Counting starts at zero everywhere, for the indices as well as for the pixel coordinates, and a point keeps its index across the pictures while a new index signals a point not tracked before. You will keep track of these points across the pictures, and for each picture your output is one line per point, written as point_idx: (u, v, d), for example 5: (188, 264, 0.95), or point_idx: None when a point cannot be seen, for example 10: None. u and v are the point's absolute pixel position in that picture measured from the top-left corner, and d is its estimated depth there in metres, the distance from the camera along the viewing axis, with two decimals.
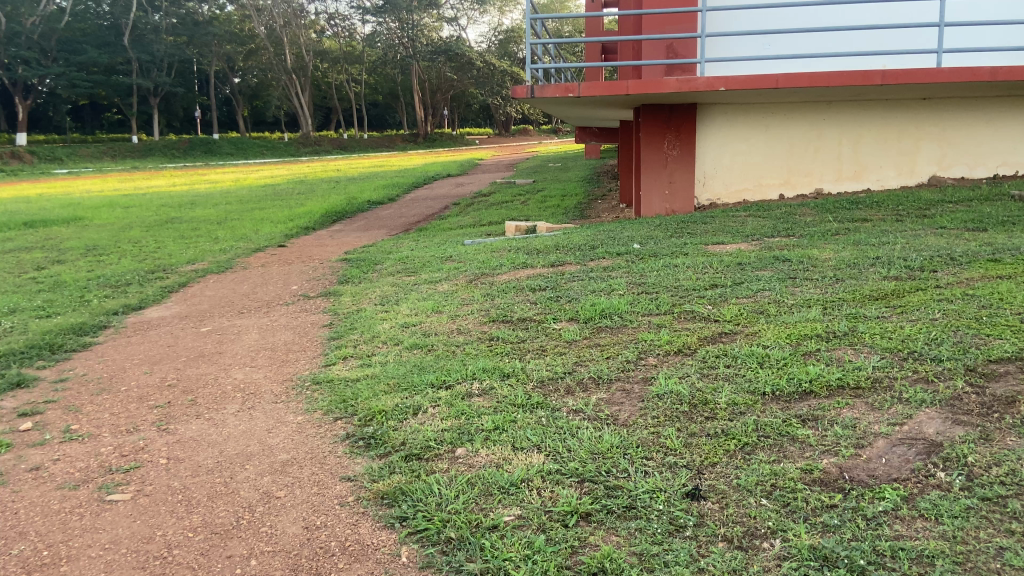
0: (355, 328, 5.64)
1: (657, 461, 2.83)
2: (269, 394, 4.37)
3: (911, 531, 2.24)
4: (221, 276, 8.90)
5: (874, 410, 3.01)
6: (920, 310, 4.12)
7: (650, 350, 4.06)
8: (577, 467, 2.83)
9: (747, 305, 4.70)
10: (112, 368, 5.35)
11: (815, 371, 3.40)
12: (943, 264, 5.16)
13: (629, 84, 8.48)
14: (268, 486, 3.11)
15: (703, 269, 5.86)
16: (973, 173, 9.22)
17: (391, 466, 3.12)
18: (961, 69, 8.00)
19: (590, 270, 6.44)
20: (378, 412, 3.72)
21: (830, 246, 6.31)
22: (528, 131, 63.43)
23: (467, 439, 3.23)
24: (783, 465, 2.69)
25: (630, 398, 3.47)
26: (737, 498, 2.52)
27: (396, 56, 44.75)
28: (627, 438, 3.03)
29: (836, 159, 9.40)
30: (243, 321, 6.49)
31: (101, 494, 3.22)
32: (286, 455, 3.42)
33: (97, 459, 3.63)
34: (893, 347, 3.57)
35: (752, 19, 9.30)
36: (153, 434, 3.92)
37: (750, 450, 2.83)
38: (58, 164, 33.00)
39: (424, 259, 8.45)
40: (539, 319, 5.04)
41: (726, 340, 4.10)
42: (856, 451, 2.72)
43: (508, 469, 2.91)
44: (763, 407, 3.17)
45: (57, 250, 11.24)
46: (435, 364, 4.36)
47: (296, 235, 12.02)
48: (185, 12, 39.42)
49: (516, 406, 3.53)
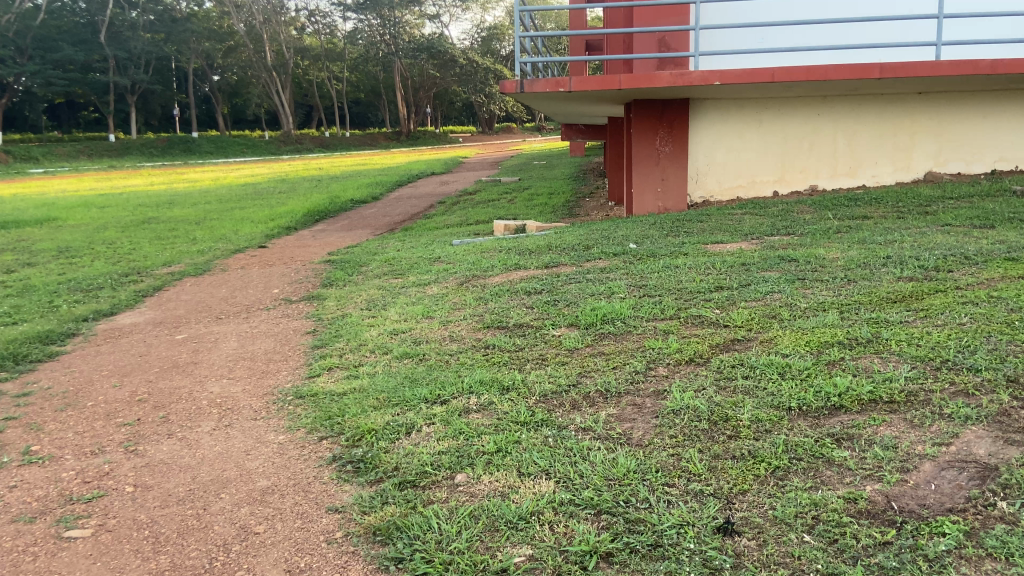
0: (341, 335, 5.29)
1: (679, 489, 2.55)
2: (248, 409, 4.04)
3: (980, 574, 1.98)
4: (199, 280, 8.52)
5: (914, 427, 2.75)
6: (946, 313, 3.88)
7: (660, 358, 3.79)
8: (593, 497, 2.55)
9: (757, 309, 4.43)
10: (78, 381, 4.97)
11: (843, 383, 3.12)
12: (959, 265, 4.92)
13: (621, 78, 8.18)
14: (245, 520, 2.79)
15: (705, 270, 5.62)
16: (970, 169, 9.05)
17: (384, 496, 2.81)
18: (962, 62, 7.78)
19: (588, 272, 6.16)
20: (367, 431, 3.41)
21: (836, 245, 6.06)
22: (513, 130, 63.37)
23: (467, 464, 2.93)
24: (822, 493, 2.42)
25: (643, 414, 3.19)
26: (776, 533, 2.25)
27: (377, 53, 44.23)
28: (645, 461, 2.74)
29: (831, 155, 9.20)
30: (221, 328, 6.14)
31: (58, 529, 2.88)
32: (267, 482, 3.10)
33: (58, 486, 3.29)
34: (923, 355, 3.31)
35: (745, 11, 9.03)
36: (120, 456, 3.58)
37: (783, 475, 2.55)
38: (33, 164, 32.29)
39: (412, 260, 8.14)
40: (536, 325, 4.74)
41: (740, 348, 3.82)
42: (902, 477, 2.46)
43: (516, 500, 2.61)
44: (790, 424, 2.90)
45: (27, 252, 10.76)
46: (428, 376, 4.04)
47: (277, 235, 11.63)
48: (163, 8, 38.95)
49: (519, 425, 3.23)
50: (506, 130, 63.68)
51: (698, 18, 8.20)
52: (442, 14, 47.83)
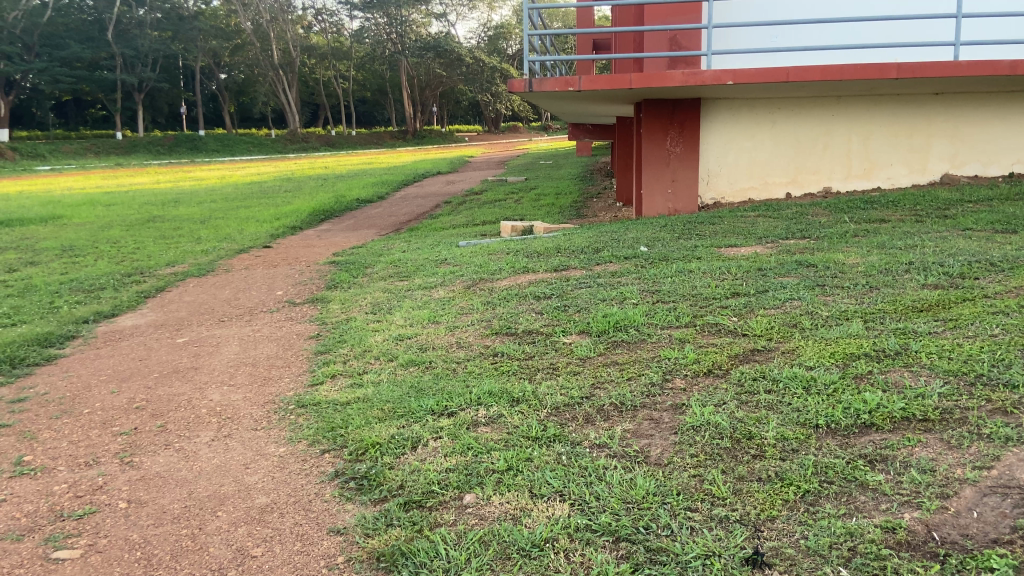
0: (345, 341, 5.15)
1: (703, 514, 2.39)
2: (248, 419, 3.90)
3: None
4: (202, 280, 8.40)
5: (951, 449, 2.59)
6: (976, 324, 3.71)
7: (677, 370, 3.63)
8: (611, 522, 2.39)
9: (777, 317, 4.27)
10: (76, 387, 4.83)
11: (872, 399, 2.96)
12: (984, 271, 4.75)
13: (632, 77, 8.00)
14: (242, 541, 2.64)
15: (721, 275, 5.44)
16: (986, 171, 8.87)
17: (389, 517, 2.67)
18: (980, 62, 7.60)
19: (597, 276, 6.00)
20: (371, 444, 3.26)
21: (855, 250, 5.89)
22: (519, 129, 63.19)
23: (476, 483, 2.78)
24: (857, 521, 2.27)
25: (661, 430, 3.03)
26: (810, 567, 2.10)
27: (384, 52, 44.05)
28: (666, 483, 2.58)
29: (845, 156, 9.02)
30: (223, 332, 6.01)
31: (47, 549, 2.74)
32: (266, 499, 2.96)
33: (49, 501, 3.14)
34: (955, 369, 3.14)
35: (757, 10, 8.86)
36: (115, 469, 3.43)
37: (815, 501, 2.39)
38: (39, 161, 32.29)
39: (418, 262, 7.98)
40: (546, 331, 4.59)
41: (761, 359, 3.66)
42: (942, 504, 2.30)
43: (528, 525, 2.46)
44: (819, 444, 2.73)
45: (30, 251, 10.66)
46: (435, 385, 3.89)
47: (282, 235, 11.49)
48: (170, 7, 39.02)
49: (530, 440, 3.08)
50: (512, 129, 63.44)
51: (711, 16, 8.03)
52: (449, 13, 47.57)
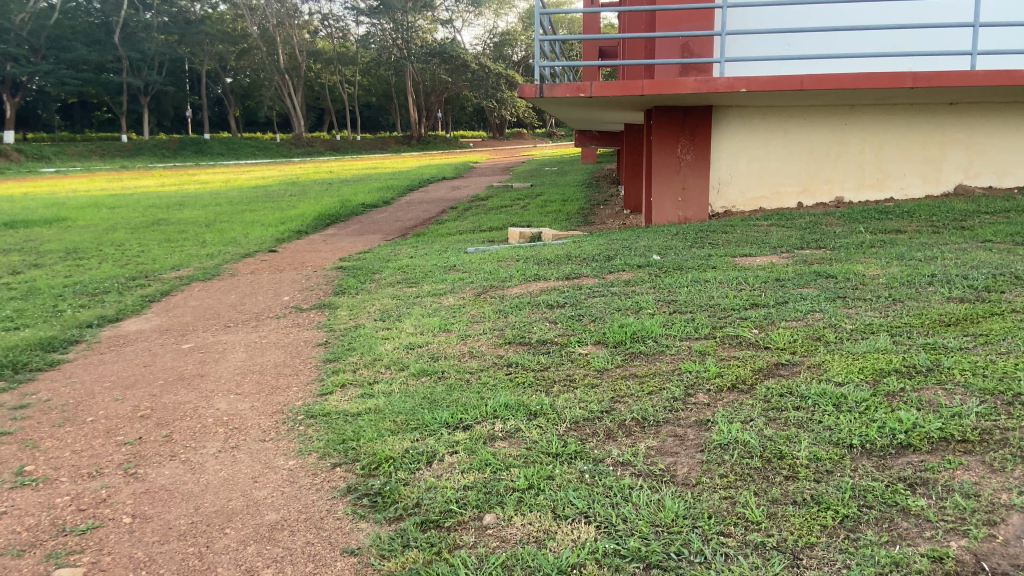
0: (354, 349, 5.03)
1: (737, 540, 2.28)
2: (256, 429, 3.79)
3: None
4: (207, 285, 8.29)
5: (995, 472, 2.47)
6: (1008, 340, 3.59)
7: (699, 384, 3.51)
8: (641, 547, 2.28)
9: (799, 330, 4.15)
10: (79, 394, 4.72)
11: (908, 418, 2.84)
12: (1010, 285, 4.63)
13: (644, 84, 7.89)
14: (252, 561, 2.53)
15: (738, 285, 5.33)
16: (1001, 183, 8.74)
17: (406, 537, 2.56)
18: (998, 72, 7.49)
19: (611, 285, 5.88)
20: (384, 459, 3.15)
21: (874, 261, 5.76)
22: (523, 135, 63.20)
23: (495, 502, 2.66)
24: (901, 550, 2.15)
25: (686, 447, 2.92)
26: None
27: (390, 57, 44.07)
28: (696, 505, 2.47)
29: (858, 166, 8.91)
30: (228, 337, 5.90)
31: (47, 567, 2.63)
32: (276, 515, 2.85)
33: (51, 514, 3.03)
34: (992, 388, 3.02)
35: (771, 18, 8.76)
36: (119, 481, 3.32)
37: (854, 527, 2.28)
38: (44, 163, 32.28)
39: (426, 268, 7.88)
40: (561, 342, 4.48)
41: (785, 374, 3.54)
42: (990, 532, 2.19)
43: (553, 549, 2.35)
44: (854, 465, 2.62)
45: (35, 253, 10.58)
46: (448, 397, 3.78)
47: (288, 240, 11.40)
48: (177, 11, 39.07)
49: (550, 457, 2.96)
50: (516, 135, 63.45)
51: (725, 23, 7.92)
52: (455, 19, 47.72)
